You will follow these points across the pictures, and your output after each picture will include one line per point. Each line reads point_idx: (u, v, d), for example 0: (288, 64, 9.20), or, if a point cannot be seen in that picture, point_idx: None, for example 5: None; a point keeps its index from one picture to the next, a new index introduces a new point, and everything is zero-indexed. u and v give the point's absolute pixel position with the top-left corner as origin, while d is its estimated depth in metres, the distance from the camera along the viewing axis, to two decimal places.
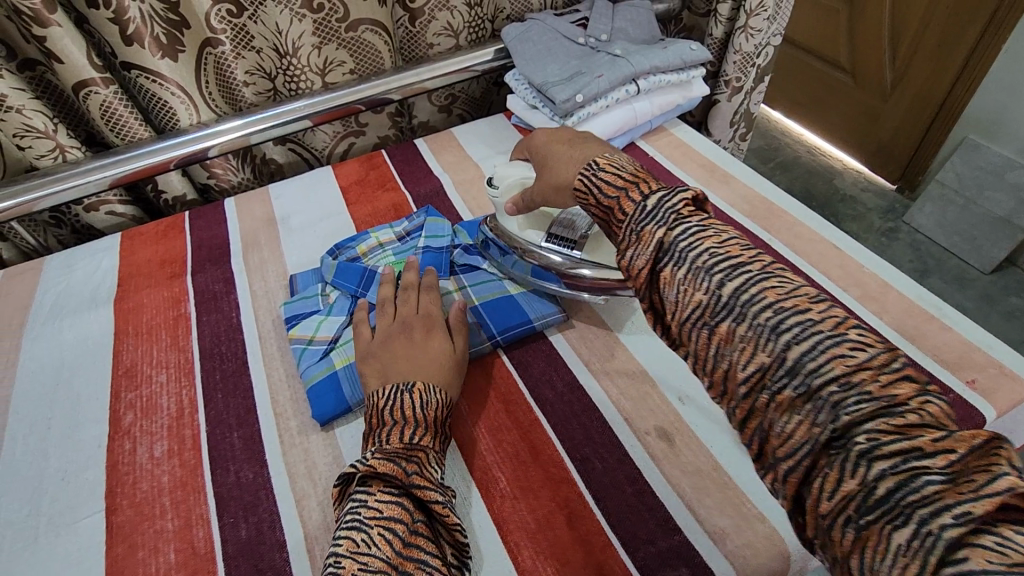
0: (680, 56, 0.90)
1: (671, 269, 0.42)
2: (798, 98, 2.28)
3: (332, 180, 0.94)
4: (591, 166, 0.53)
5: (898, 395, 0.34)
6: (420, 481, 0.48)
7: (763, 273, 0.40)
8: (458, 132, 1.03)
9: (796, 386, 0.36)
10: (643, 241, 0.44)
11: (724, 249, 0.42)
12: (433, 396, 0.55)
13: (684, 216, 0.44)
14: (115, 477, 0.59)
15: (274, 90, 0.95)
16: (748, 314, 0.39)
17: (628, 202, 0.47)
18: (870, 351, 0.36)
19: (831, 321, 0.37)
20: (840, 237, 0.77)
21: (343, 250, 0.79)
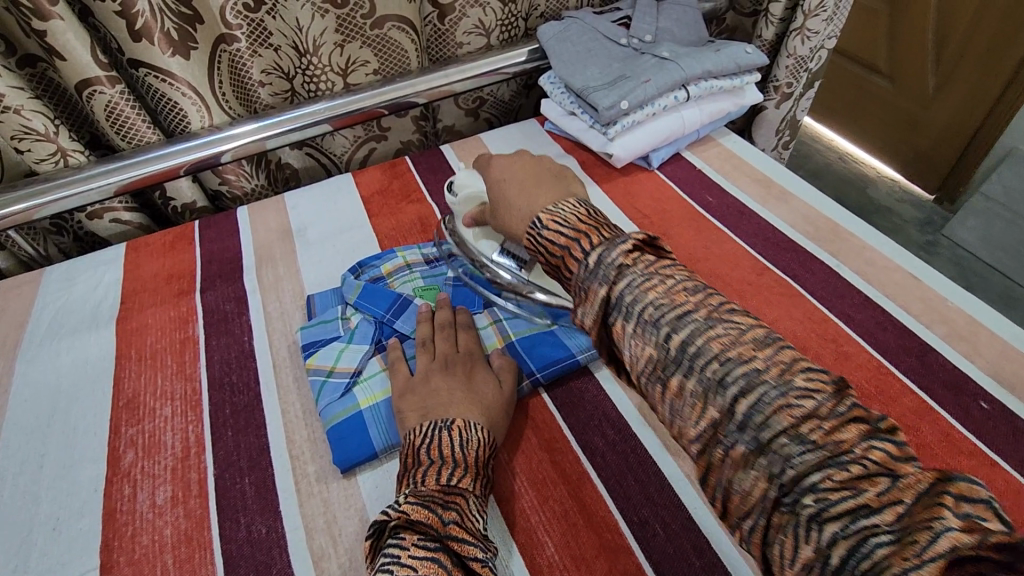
0: (734, 59, 0.83)
1: (677, 378, 0.40)
2: (830, 102, 2.19)
3: (353, 189, 0.88)
4: (535, 222, 0.51)
5: (909, 517, 0.30)
6: (457, 533, 0.44)
7: (775, 377, 0.37)
8: (487, 138, 0.96)
9: (773, 477, 0.35)
10: (639, 344, 0.42)
11: (735, 353, 0.38)
12: (474, 433, 0.51)
13: (685, 308, 0.41)
14: (112, 527, 0.53)
15: (291, 91, 0.88)
16: (753, 429, 0.36)
17: (573, 261, 0.47)
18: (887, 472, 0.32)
19: (829, 434, 0.34)
20: (917, 265, 0.69)
21: (366, 268, 0.72)
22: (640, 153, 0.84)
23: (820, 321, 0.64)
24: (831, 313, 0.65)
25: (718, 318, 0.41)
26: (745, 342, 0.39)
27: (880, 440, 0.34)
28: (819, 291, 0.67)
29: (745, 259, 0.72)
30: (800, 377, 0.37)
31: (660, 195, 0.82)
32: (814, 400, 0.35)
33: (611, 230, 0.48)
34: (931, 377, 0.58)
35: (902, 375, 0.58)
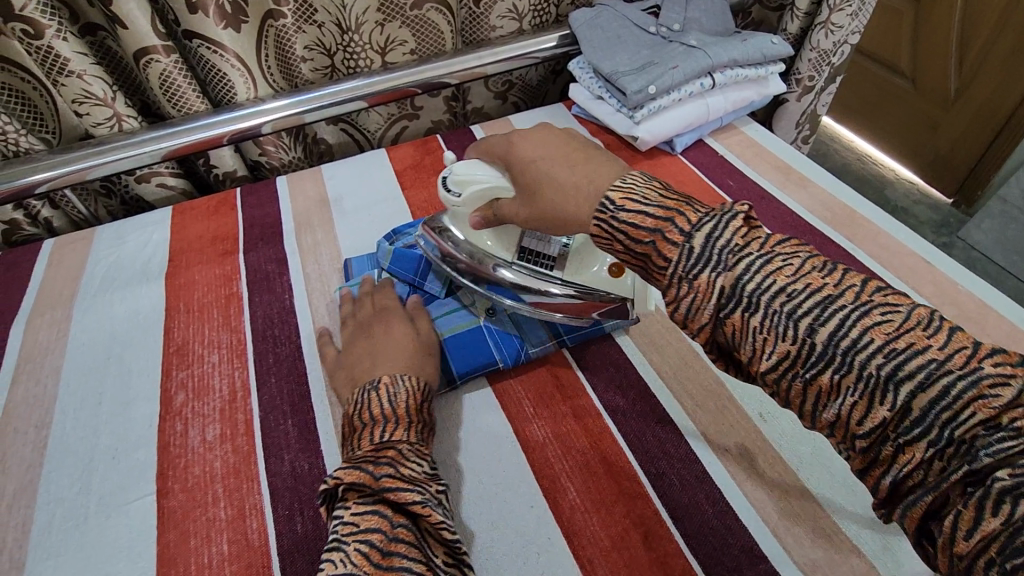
0: (761, 49, 0.85)
1: (741, 315, 0.38)
2: (851, 102, 2.20)
3: (387, 163, 0.91)
4: (606, 204, 0.45)
5: None
6: (392, 482, 0.45)
7: (855, 300, 0.37)
8: (516, 119, 0.99)
9: (885, 400, 0.34)
10: (703, 291, 0.40)
11: (804, 284, 0.38)
12: (399, 386, 0.55)
13: (766, 255, 0.39)
14: (166, 458, 0.57)
15: (331, 67, 0.92)
16: (845, 355, 0.36)
17: (668, 244, 0.42)
18: (1013, 383, 0.32)
19: (922, 344, 0.34)
20: (930, 251, 0.72)
21: (400, 235, 0.76)
22: (664, 138, 0.87)
23: None
24: None
25: (778, 250, 0.40)
26: (811, 272, 0.38)
27: (991, 351, 0.34)
28: None
29: None
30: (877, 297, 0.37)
31: (683, 179, 0.85)
32: (899, 314, 0.36)
33: (699, 205, 0.44)
34: None
35: None
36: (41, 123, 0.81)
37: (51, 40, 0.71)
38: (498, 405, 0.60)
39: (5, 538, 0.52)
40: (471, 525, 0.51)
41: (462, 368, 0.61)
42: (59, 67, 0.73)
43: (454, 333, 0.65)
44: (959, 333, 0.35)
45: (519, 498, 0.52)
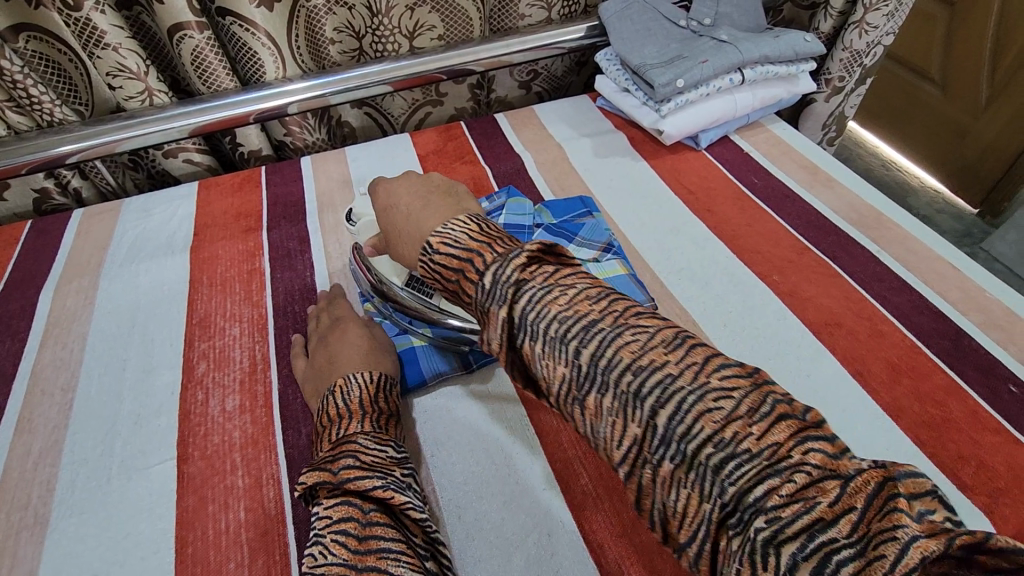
0: (792, 46, 0.84)
1: (671, 465, 0.33)
2: (877, 108, 2.16)
3: (410, 147, 0.92)
4: (427, 249, 0.47)
5: (776, 446, 0.31)
6: (350, 472, 0.44)
7: (780, 460, 0.30)
8: (540, 110, 0.99)
9: (711, 495, 0.32)
10: (617, 422, 0.36)
11: (729, 430, 0.32)
12: (353, 384, 0.54)
13: (659, 366, 0.35)
14: (187, 426, 0.58)
15: (360, 50, 0.92)
16: (745, 514, 0.30)
17: (469, 283, 0.43)
18: (735, 399, 0.33)
19: (830, 508, 0.28)
20: (958, 256, 0.70)
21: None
22: (689, 132, 0.87)
23: (857, 300, 0.66)
24: (867, 294, 0.67)
25: (712, 382, 0.34)
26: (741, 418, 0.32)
27: (814, 436, 0.31)
28: (858, 273, 0.69)
29: (786, 239, 0.74)
30: (717, 377, 0.34)
31: (706, 174, 0.85)
32: (814, 475, 0.30)
33: (503, 243, 0.45)
34: (961, 359, 0.60)
35: (934, 355, 0.60)
36: (75, 94, 0.82)
37: (89, 12, 0.72)
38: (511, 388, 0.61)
39: (31, 494, 0.54)
40: (484, 504, 0.51)
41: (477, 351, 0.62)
42: (96, 39, 0.75)
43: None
44: (771, 386, 0.34)
45: (532, 481, 0.53)
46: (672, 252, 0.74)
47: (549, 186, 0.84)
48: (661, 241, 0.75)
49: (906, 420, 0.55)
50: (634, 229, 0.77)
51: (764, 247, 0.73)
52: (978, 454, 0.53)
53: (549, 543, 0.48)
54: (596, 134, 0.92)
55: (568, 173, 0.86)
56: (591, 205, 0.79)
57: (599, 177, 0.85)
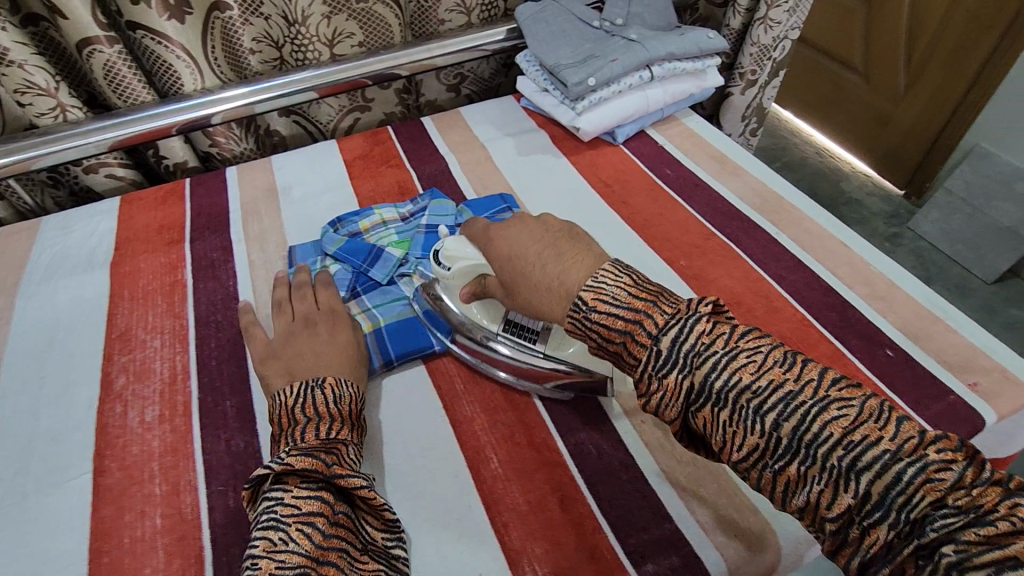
0: (696, 43, 0.89)
1: (797, 468, 0.40)
2: (808, 98, 2.26)
3: (337, 153, 0.93)
4: (578, 305, 0.50)
5: (897, 445, 0.38)
6: (341, 472, 0.46)
7: (908, 455, 0.37)
8: (466, 111, 1.01)
9: (843, 491, 0.38)
10: (738, 432, 0.42)
11: (859, 435, 0.38)
12: (344, 390, 0.54)
13: (778, 384, 0.41)
14: (104, 439, 0.58)
15: (280, 59, 0.93)
16: (899, 511, 0.36)
17: (638, 345, 0.46)
18: (854, 404, 0.40)
19: (972, 499, 0.35)
20: (849, 235, 0.76)
21: (346, 223, 0.78)
22: (606, 128, 0.90)
23: (755, 280, 0.70)
24: (765, 274, 0.71)
25: (834, 394, 0.40)
26: (868, 421, 0.39)
27: (938, 437, 0.38)
28: (757, 255, 0.74)
29: (694, 226, 0.78)
30: (833, 389, 0.41)
31: (622, 167, 0.88)
32: (954, 471, 0.36)
33: (665, 301, 0.48)
34: (846, 329, 0.65)
35: (821, 327, 0.65)
36: None
37: None
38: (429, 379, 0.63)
39: None
40: (397, 494, 0.53)
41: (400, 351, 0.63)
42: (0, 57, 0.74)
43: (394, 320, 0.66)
44: (903, 418, 0.39)
45: (444, 469, 0.55)
46: None
47: (472, 187, 0.87)
48: None
49: None
50: None
51: (673, 234, 0.77)
52: None
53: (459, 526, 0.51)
54: (519, 133, 0.95)
55: (490, 173, 0.88)
56: (510, 202, 0.81)
57: (521, 175, 0.88)
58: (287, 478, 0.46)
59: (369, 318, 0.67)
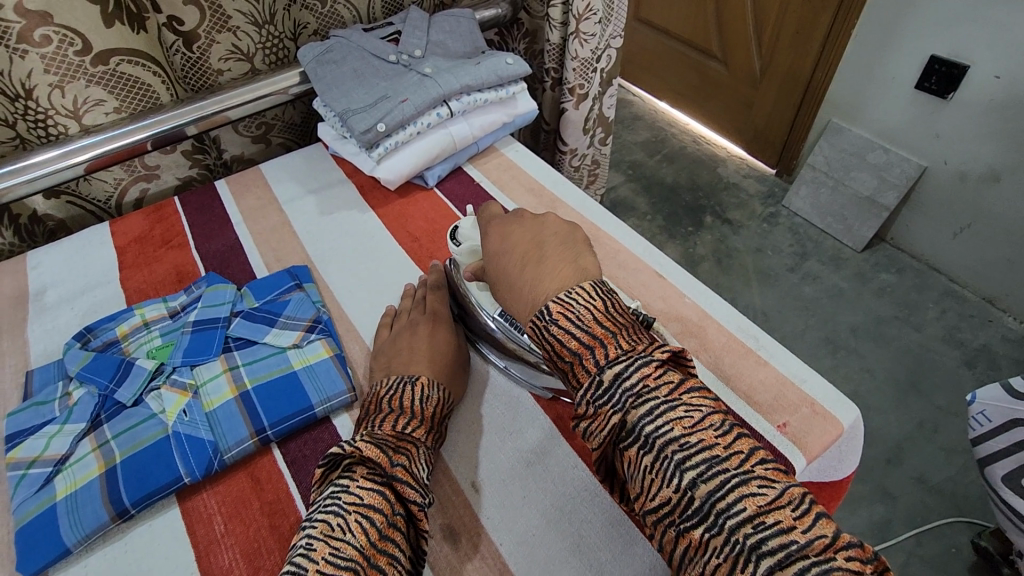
0: (494, 71, 0.83)
1: (701, 533, 0.37)
2: (677, 88, 2.27)
3: (107, 241, 0.80)
4: (542, 314, 0.47)
5: (813, 541, 0.34)
6: (405, 475, 0.46)
7: (819, 555, 0.34)
8: (266, 167, 0.91)
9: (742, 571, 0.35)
10: (655, 481, 0.39)
11: (773, 518, 0.35)
12: (434, 391, 0.55)
13: (706, 445, 0.39)
14: None
15: (19, 138, 0.78)
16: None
17: (584, 370, 0.44)
18: (777, 489, 0.37)
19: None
20: (664, 264, 0.71)
21: (99, 332, 0.66)
22: (412, 173, 0.82)
23: None
24: None
25: (758, 470, 0.38)
26: (785, 508, 0.35)
27: (851, 543, 0.35)
28: None
29: None
30: (760, 467, 0.38)
31: (435, 215, 0.81)
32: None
33: (627, 337, 0.45)
34: None
35: None
36: None
37: None
38: (183, 523, 0.52)
39: None
40: None
41: (138, 495, 0.52)
42: None
43: (134, 451, 0.54)
44: (824, 518, 0.36)
45: None
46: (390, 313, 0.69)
47: (264, 260, 0.76)
48: (380, 302, 0.70)
49: None
50: (352, 293, 0.72)
51: None
52: None
53: None
54: (324, 188, 0.86)
55: (288, 241, 0.78)
56: (301, 278, 0.71)
57: (322, 238, 0.78)
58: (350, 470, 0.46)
59: (104, 454, 0.54)
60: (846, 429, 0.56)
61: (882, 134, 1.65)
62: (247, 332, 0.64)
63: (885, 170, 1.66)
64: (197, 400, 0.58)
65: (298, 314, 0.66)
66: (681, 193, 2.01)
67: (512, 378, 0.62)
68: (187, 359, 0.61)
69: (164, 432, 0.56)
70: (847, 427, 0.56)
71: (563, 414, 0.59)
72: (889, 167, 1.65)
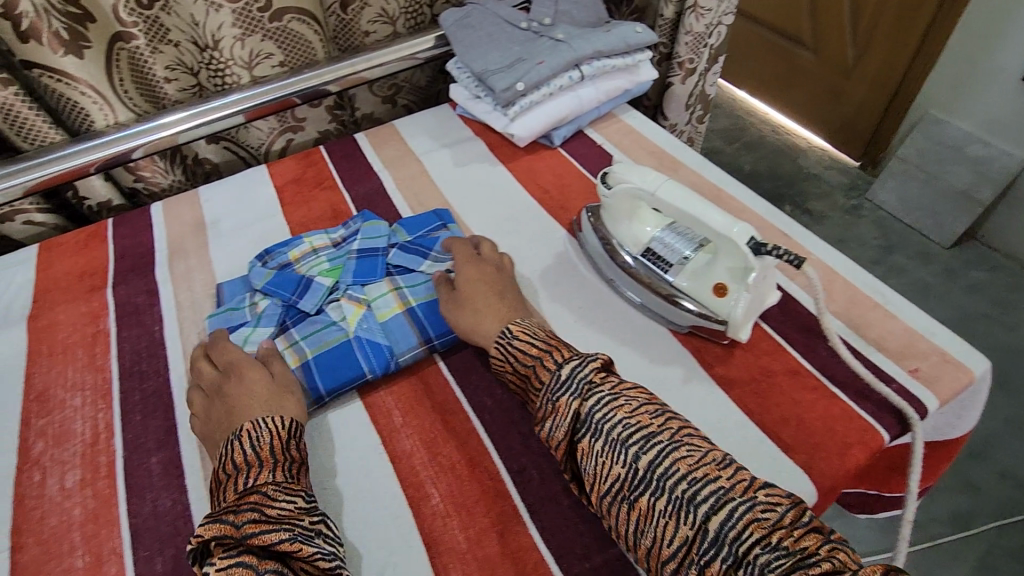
0: (623, 39, 0.87)
1: (648, 499, 0.44)
2: (760, 76, 2.21)
3: (267, 180, 0.90)
4: (505, 333, 0.57)
5: (741, 484, 0.43)
6: (255, 528, 0.44)
7: (740, 494, 0.43)
8: (400, 124, 0.98)
9: (687, 519, 0.43)
10: (606, 463, 0.47)
11: (702, 473, 0.44)
12: (262, 429, 0.51)
13: (642, 424, 0.47)
14: (21, 513, 0.55)
15: (199, 86, 0.89)
16: (729, 545, 0.41)
17: (545, 371, 0.53)
18: (702, 451, 0.46)
19: (795, 541, 0.40)
20: (786, 223, 0.75)
21: (274, 255, 0.74)
22: (541, 132, 0.88)
23: None
24: None
25: (686, 437, 0.47)
26: (709, 462, 0.44)
27: (763, 485, 0.44)
28: None
29: None
30: (685, 435, 0.47)
31: (561, 171, 0.86)
32: (778, 513, 0.42)
33: (573, 347, 0.55)
34: (787, 324, 0.64)
35: (764, 322, 0.64)
36: None
37: None
38: (366, 415, 0.60)
39: None
40: None
41: (330, 384, 0.60)
42: None
43: (321, 350, 0.63)
44: (743, 468, 0.45)
45: (381, 512, 0.53)
46: (528, 255, 0.75)
47: (407, 204, 0.84)
48: (517, 245, 0.76)
49: (736, 390, 0.59)
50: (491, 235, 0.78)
51: None
52: (798, 413, 0.56)
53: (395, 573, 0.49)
54: (456, 144, 0.93)
55: (427, 188, 0.86)
56: (446, 219, 0.78)
57: (458, 187, 0.86)
58: (211, 551, 0.44)
59: (296, 351, 0.63)
60: (976, 376, 0.59)
61: (986, 127, 1.60)
62: (405, 260, 0.72)
63: (984, 165, 1.58)
64: (370, 313, 0.67)
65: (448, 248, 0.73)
66: (760, 180, 2.00)
67: (646, 312, 0.67)
68: (357, 279, 0.70)
69: (346, 337, 0.64)
70: (977, 375, 0.59)
71: (701, 347, 0.63)
72: (990, 161, 1.57)
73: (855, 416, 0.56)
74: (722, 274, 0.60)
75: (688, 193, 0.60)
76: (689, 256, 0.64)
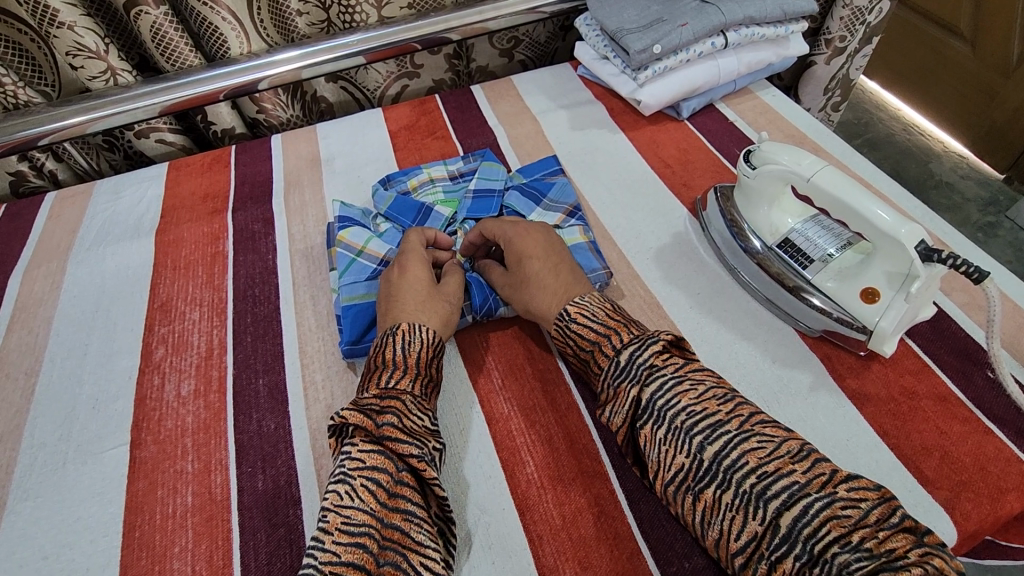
0: (780, 6, 0.79)
1: (713, 492, 0.40)
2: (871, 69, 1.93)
3: (382, 123, 0.89)
4: (563, 315, 0.54)
5: (821, 479, 0.38)
6: (394, 433, 0.45)
7: (821, 491, 0.38)
8: (518, 80, 0.95)
9: (758, 515, 0.38)
10: (670, 451, 0.43)
11: (773, 466, 0.39)
12: (417, 334, 0.53)
13: (708, 412, 0.43)
14: (142, 411, 0.59)
15: (328, 22, 0.90)
16: (804, 543, 0.36)
17: (603, 356, 0.50)
18: (776, 442, 0.41)
19: (881, 543, 0.35)
20: (947, 231, 0.65)
21: (394, 182, 0.77)
22: (669, 102, 0.82)
23: None
24: None
25: (756, 428, 0.42)
26: (781, 455, 0.39)
27: (854, 477, 0.39)
28: None
29: None
30: (759, 427, 0.42)
31: (685, 145, 0.80)
32: (861, 510, 0.37)
33: (638, 327, 0.51)
34: (937, 343, 0.57)
35: (909, 339, 0.57)
36: (40, 76, 0.82)
37: None
38: (465, 369, 0.59)
39: None
40: None
41: None
42: (49, 18, 0.73)
43: None
44: (823, 461, 0.40)
45: (474, 469, 0.52)
46: (644, 230, 0.70)
47: (520, 162, 0.81)
48: (634, 220, 0.72)
49: (870, 408, 0.53)
50: (605, 205, 0.74)
51: None
52: (943, 444, 0.50)
53: (484, 534, 0.48)
54: (575, 106, 0.88)
55: (541, 148, 0.83)
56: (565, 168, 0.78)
57: (573, 151, 0.82)
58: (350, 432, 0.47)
59: None
60: None
61: None
62: (519, 203, 0.71)
63: None
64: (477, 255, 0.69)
65: (564, 201, 0.72)
66: None
67: (773, 309, 0.61)
68: (471, 214, 0.72)
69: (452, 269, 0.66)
70: None
71: (832, 355, 0.57)
72: None
73: (1011, 458, 0.49)
74: (879, 279, 0.54)
75: (851, 183, 0.54)
76: (833, 254, 0.58)
